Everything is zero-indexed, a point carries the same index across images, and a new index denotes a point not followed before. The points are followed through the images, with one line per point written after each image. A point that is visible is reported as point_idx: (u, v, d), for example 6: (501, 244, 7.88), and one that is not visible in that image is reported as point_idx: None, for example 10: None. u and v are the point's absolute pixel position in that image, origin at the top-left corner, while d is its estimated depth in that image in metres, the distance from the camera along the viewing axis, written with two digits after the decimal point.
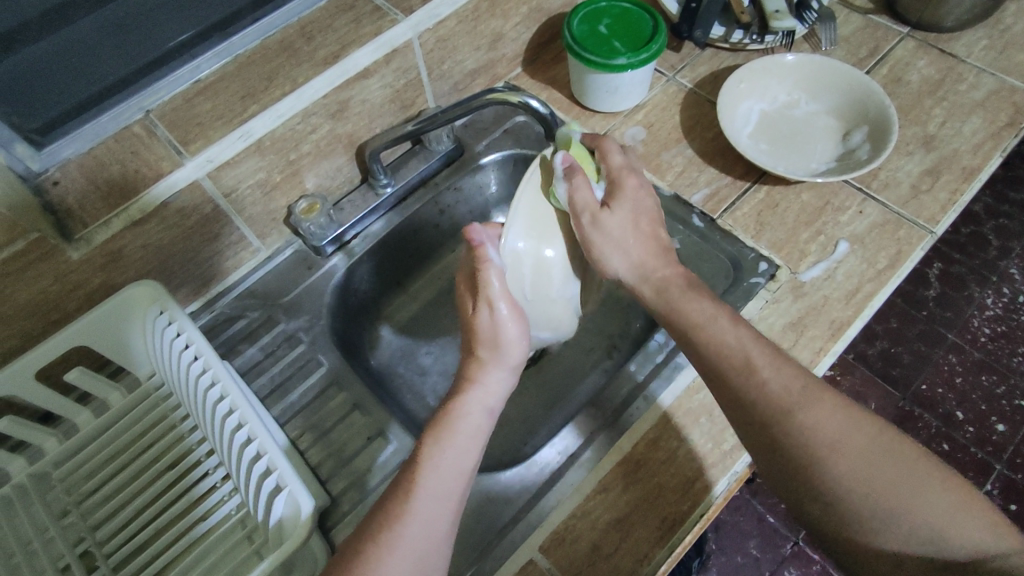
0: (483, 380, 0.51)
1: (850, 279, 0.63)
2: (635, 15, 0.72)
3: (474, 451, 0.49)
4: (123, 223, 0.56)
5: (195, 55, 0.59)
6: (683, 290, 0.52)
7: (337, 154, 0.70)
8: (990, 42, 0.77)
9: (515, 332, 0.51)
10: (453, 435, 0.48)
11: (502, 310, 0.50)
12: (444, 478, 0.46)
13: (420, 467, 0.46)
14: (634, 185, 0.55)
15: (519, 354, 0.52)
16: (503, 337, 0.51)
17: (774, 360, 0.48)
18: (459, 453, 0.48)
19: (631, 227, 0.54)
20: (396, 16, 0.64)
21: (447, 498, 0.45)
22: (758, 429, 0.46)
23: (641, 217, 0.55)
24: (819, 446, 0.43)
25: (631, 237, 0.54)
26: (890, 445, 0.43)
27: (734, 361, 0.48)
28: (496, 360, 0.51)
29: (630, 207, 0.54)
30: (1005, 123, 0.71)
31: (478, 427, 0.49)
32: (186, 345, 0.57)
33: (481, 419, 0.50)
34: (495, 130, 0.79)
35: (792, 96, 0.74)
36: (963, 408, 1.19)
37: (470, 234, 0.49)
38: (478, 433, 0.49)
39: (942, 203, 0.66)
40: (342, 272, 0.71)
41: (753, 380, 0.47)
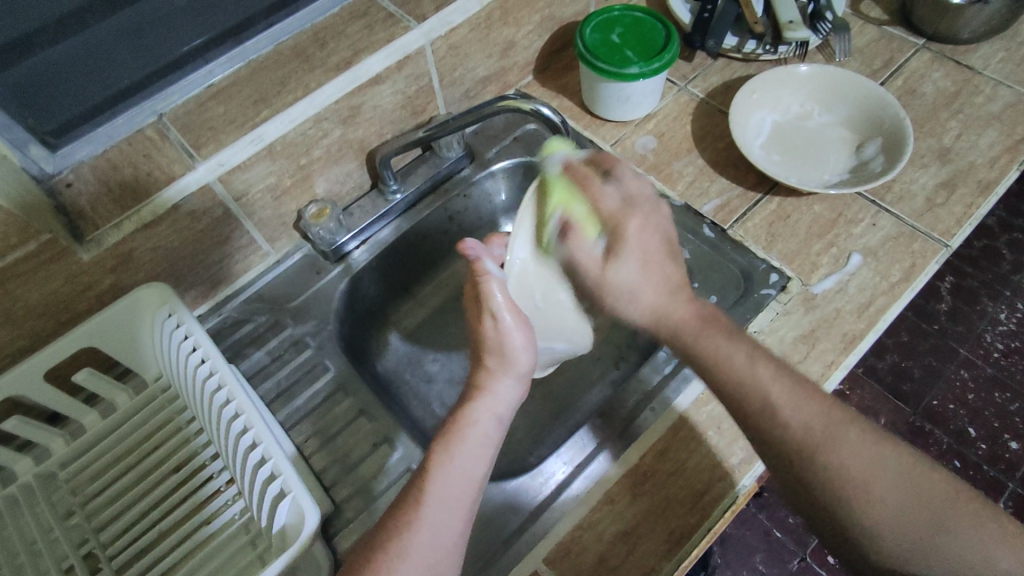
0: (493, 388, 0.50)
1: (863, 291, 0.62)
2: (648, 24, 0.72)
3: (485, 459, 0.48)
4: (135, 225, 0.57)
5: (209, 60, 0.60)
6: (699, 331, 0.50)
7: (347, 160, 0.70)
8: (1007, 54, 0.76)
9: (521, 341, 0.50)
10: (463, 442, 0.47)
11: (507, 319, 0.50)
12: (456, 483, 0.46)
13: (429, 472, 0.46)
14: (636, 228, 0.52)
15: (528, 360, 0.51)
16: (509, 347, 0.50)
17: (797, 382, 0.47)
18: (469, 459, 0.47)
19: (640, 266, 0.52)
20: (410, 23, 0.65)
21: (459, 505, 0.45)
22: (784, 468, 0.46)
23: (648, 256, 0.52)
24: (851, 484, 0.43)
25: (643, 277, 0.52)
26: (918, 474, 0.44)
27: (755, 399, 0.46)
28: (505, 368, 0.50)
29: (637, 254, 0.52)
30: (1022, 136, 0.70)
31: (488, 434, 0.49)
32: (194, 347, 0.57)
33: (490, 426, 0.49)
34: (505, 138, 0.79)
35: (805, 107, 0.73)
36: (975, 424, 1.17)
37: (464, 248, 0.49)
38: (488, 440, 0.48)
39: (958, 216, 0.65)
40: (351, 277, 0.71)
41: (778, 419, 0.46)
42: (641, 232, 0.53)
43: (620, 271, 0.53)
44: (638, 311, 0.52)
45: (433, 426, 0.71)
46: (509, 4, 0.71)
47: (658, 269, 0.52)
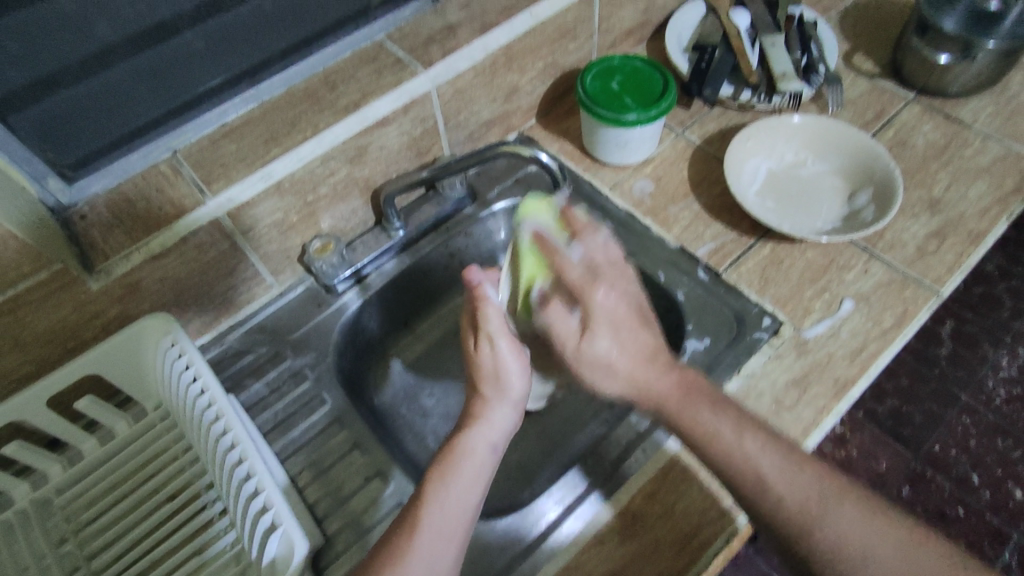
0: (488, 416, 0.51)
1: (855, 337, 0.63)
2: (646, 73, 0.74)
3: (480, 487, 0.49)
4: (143, 256, 0.59)
5: (224, 100, 0.63)
6: (682, 402, 0.49)
7: (353, 197, 0.72)
8: (995, 109, 0.79)
9: (516, 366, 0.52)
10: (457, 470, 0.49)
11: (502, 344, 0.52)
12: (454, 509, 0.47)
13: (425, 503, 0.47)
14: (606, 296, 0.49)
15: (522, 386, 0.53)
16: (504, 373, 0.52)
17: (787, 452, 0.48)
18: (466, 487, 0.48)
19: (613, 332, 0.49)
20: (417, 69, 0.67)
21: (456, 531, 0.46)
22: (782, 534, 0.47)
23: (622, 322, 0.49)
24: (845, 561, 0.44)
25: (620, 347, 0.49)
26: (915, 548, 0.44)
27: (748, 477, 0.47)
28: (500, 395, 0.52)
29: (609, 325, 0.49)
30: (1011, 188, 0.72)
31: (483, 462, 0.50)
32: (194, 377, 0.58)
33: (486, 456, 0.50)
34: (507, 179, 0.81)
35: (799, 155, 0.75)
36: (978, 471, 1.17)
37: (468, 274, 0.52)
38: (483, 468, 0.49)
39: (948, 264, 0.67)
40: (352, 311, 0.73)
41: (770, 494, 0.46)
42: (609, 296, 0.49)
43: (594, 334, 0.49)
44: (617, 385, 0.50)
45: (427, 460, 0.71)
46: (513, 52, 0.74)
47: (635, 338, 0.49)
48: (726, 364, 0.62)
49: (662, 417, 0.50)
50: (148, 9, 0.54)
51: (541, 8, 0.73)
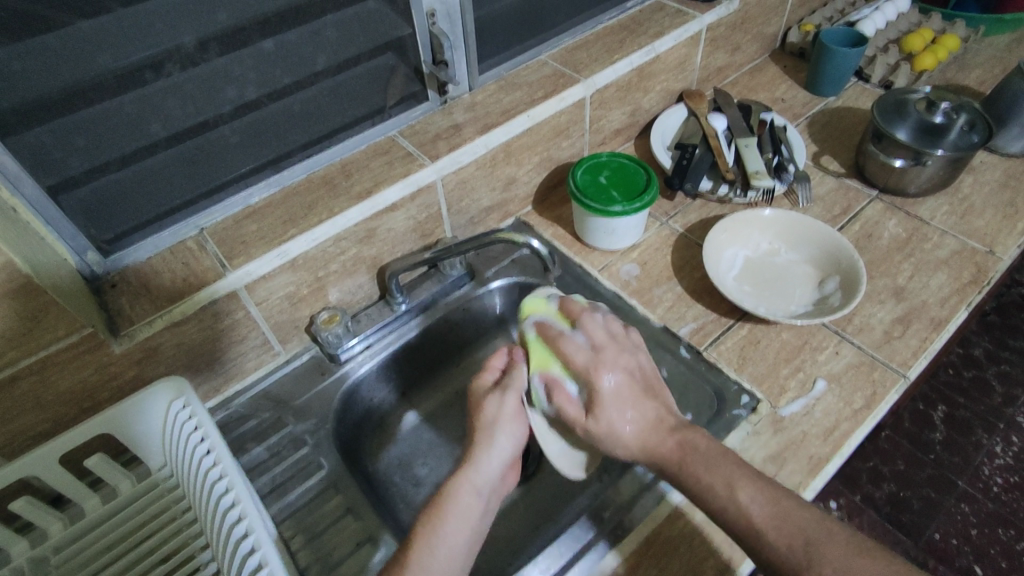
0: (479, 464, 0.57)
1: (828, 416, 0.66)
2: (631, 170, 0.82)
3: (466, 531, 0.52)
4: (164, 322, 0.63)
5: (249, 184, 0.72)
6: (683, 461, 0.54)
7: (360, 273, 0.78)
8: (950, 208, 0.87)
9: (511, 420, 0.60)
10: (447, 517, 0.52)
11: (515, 402, 0.61)
12: (450, 543, 0.51)
13: (420, 531, 0.52)
14: (611, 378, 0.60)
15: (511, 445, 0.59)
16: (497, 427, 0.59)
17: (777, 499, 0.50)
18: (454, 528, 0.52)
19: (620, 414, 0.59)
20: (424, 162, 0.75)
21: (450, 556, 0.50)
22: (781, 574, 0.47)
23: (625, 398, 0.59)
24: None
25: (625, 418, 0.58)
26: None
27: (741, 526, 0.49)
28: (489, 443, 0.58)
29: (614, 402, 0.59)
30: (969, 279, 0.78)
31: (469, 506, 0.54)
32: (202, 439, 0.61)
33: (471, 496, 0.55)
34: (504, 260, 0.87)
35: (773, 245, 0.82)
36: (980, 563, 1.15)
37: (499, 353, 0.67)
38: (472, 513, 0.54)
39: (913, 348, 0.71)
40: (352, 379, 0.77)
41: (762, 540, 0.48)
42: (610, 386, 0.60)
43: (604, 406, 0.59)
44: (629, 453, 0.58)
45: None
46: (512, 148, 0.82)
47: (639, 409, 0.59)
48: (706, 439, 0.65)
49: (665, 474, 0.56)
50: (194, 110, 0.63)
51: (538, 111, 0.82)
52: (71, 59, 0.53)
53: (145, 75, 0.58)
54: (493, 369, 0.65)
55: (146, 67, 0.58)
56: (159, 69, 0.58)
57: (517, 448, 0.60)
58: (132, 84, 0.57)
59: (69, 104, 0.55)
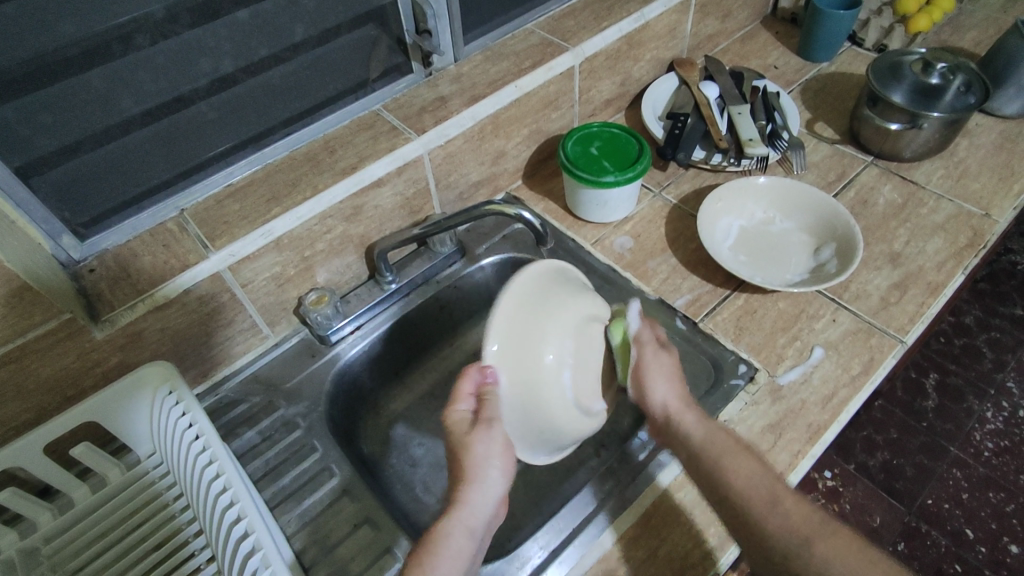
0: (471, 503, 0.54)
1: (826, 383, 0.66)
2: (623, 140, 0.80)
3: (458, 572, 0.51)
4: (147, 306, 0.62)
5: (230, 162, 0.70)
6: (709, 425, 0.59)
7: (348, 253, 0.76)
8: (945, 172, 0.86)
9: (502, 456, 0.55)
10: (437, 557, 0.50)
11: (496, 437, 0.55)
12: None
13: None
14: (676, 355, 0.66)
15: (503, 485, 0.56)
16: (478, 461, 0.54)
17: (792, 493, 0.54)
18: (448, 573, 0.50)
19: (671, 375, 0.63)
20: (410, 135, 0.73)
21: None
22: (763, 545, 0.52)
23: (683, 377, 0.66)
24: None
25: (671, 377, 0.63)
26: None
27: (757, 497, 0.53)
28: (478, 481, 0.55)
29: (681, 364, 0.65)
30: (965, 243, 0.77)
31: (462, 548, 0.52)
32: (189, 425, 0.58)
33: (464, 539, 0.52)
34: (495, 235, 0.86)
35: (768, 214, 0.81)
36: (972, 526, 1.17)
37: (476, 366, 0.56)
38: (464, 551, 0.52)
39: (911, 314, 0.71)
40: (344, 361, 0.75)
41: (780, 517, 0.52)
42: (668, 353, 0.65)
43: (659, 361, 0.64)
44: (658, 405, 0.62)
45: (416, 510, 0.72)
46: (500, 120, 0.80)
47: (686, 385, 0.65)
48: (704, 409, 0.65)
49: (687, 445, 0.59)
50: (168, 84, 0.61)
51: (525, 81, 0.79)
52: (33, 30, 0.50)
53: (114, 48, 0.56)
54: (467, 401, 0.56)
55: (115, 39, 0.55)
56: (128, 41, 0.56)
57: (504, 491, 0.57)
58: (101, 58, 0.55)
59: (34, 79, 0.52)
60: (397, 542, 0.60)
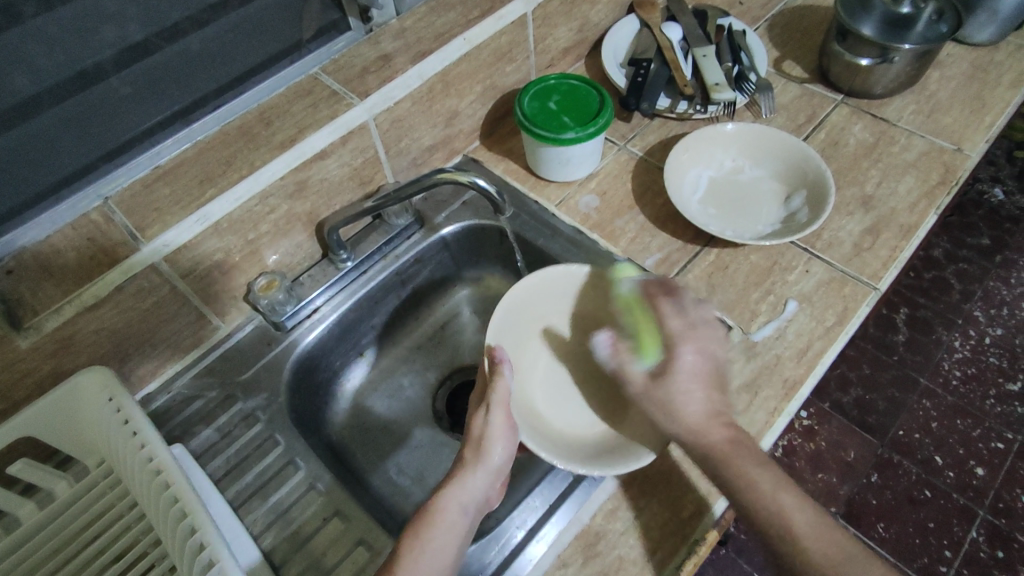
0: (466, 479, 0.54)
1: (800, 337, 0.64)
2: (583, 92, 0.75)
3: (456, 543, 0.51)
4: (76, 308, 0.56)
5: (156, 141, 0.62)
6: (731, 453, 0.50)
7: (296, 232, 0.71)
8: (916, 107, 0.83)
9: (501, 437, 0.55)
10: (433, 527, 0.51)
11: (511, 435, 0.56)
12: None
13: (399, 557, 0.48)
14: (688, 353, 0.54)
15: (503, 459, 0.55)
16: (492, 441, 0.55)
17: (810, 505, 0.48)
18: (452, 540, 0.50)
19: (692, 383, 0.53)
20: (352, 100, 0.67)
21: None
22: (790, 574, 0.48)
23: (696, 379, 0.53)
24: None
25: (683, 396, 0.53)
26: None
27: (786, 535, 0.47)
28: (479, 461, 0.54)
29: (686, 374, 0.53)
30: (937, 181, 0.75)
31: (457, 522, 0.51)
32: (134, 433, 0.54)
33: (458, 516, 0.52)
34: (454, 202, 0.81)
35: (737, 162, 0.77)
36: (941, 452, 1.21)
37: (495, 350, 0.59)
38: (460, 529, 0.51)
39: (883, 260, 0.69)
40: (303, 347, 0.71)
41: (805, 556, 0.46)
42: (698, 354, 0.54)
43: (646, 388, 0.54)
44: (676, 430, 0.52)
45: (391, 493, 0.70)
46: (449, 77, 0.74)
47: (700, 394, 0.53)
48: None
49: (707, 466, 0.51)
50: (67, 58, 0.54)
51: (474, 33, 0.73)
52: None
53: None
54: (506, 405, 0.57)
55: None
56: (13, 12, 0.50)
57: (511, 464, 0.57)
58: None
59: None
60: (370, 533, 0.58)
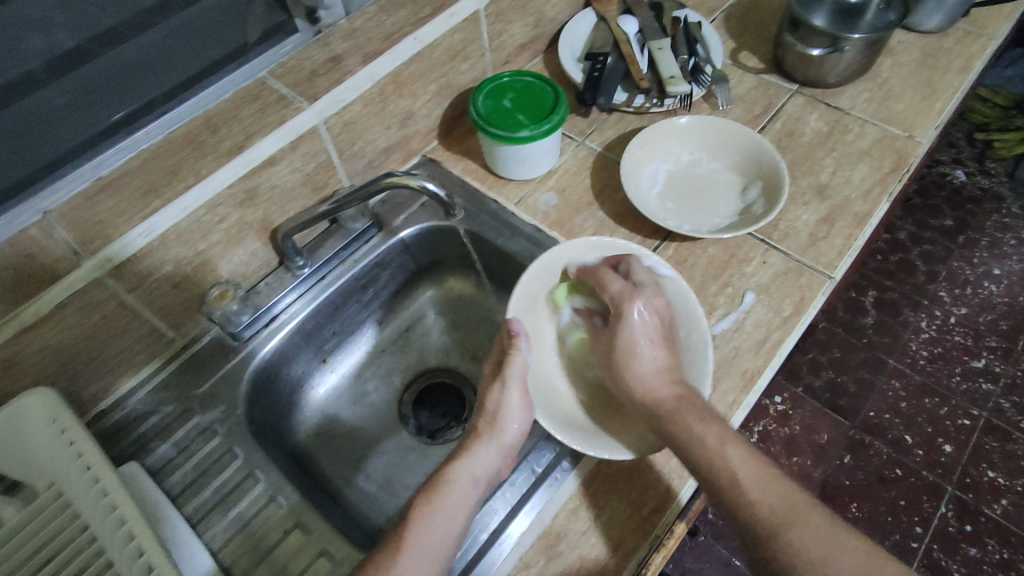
0: (477, 452, 0.56)
1: (758, 328, 0.65)
2: (537, 89, 0.74)
3: (462, 517, 0.52)
4: (17, 327, 0.55)
5: (97, 153, 0.58)
6: (675, 408, 0.54)
7: (250, 239, 0.70)
8: (870, 94, 0.83)
9: (518, 410, 0.57)
10: (443, 500, 0.52)
11: (526, 413, 0.58)
12: (427, 557, 0.49)
13: (409, 526, 0.50)
14: (639, 310, 0.60)
15: (516, 435, 0.57)
16: (507, 416, 0.57)
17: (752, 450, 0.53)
18: (461, 512, 0.52)
19: (647, 338, 0.59)
20: (301, 104, 0.65)
21: (427, 563, 0.49)
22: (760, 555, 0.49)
23: (649, 334, 0.59)
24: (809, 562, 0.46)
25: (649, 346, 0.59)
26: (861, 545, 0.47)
27: (724, 477, 0.51)
28: (492, 434, 0.57)
29: (643, 336, 0.59)
30: (890, 168, 0.76)
31: (466, 494, 0.53)
32: (77, 454, 0.54)
33: (469, 488, 0.54)
34: (413, 204, 0.80)
35: (694, 155, 0.78)
36: (910, 431, 1.23)
37: (511, 324, 0.61)
38: (468, 501, 0.53)
39: (838, 248, 0.70)
40: (261, 356, 0.70)
41: (744, 496, 0.50)
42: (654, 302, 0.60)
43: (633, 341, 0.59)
44: (652, 385, 0.57)
45: (357, 500, 0.69)
46: (402, 78, 0.73)
47: (659, 350, 0.59)
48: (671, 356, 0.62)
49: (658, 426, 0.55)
50: None
51: (425, 32, 0.72)
52: None
53: None
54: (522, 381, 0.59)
55: None
56: None
57: (524, 438, 0.58)
58: None
59: None
60: (332, 544, 0.57)
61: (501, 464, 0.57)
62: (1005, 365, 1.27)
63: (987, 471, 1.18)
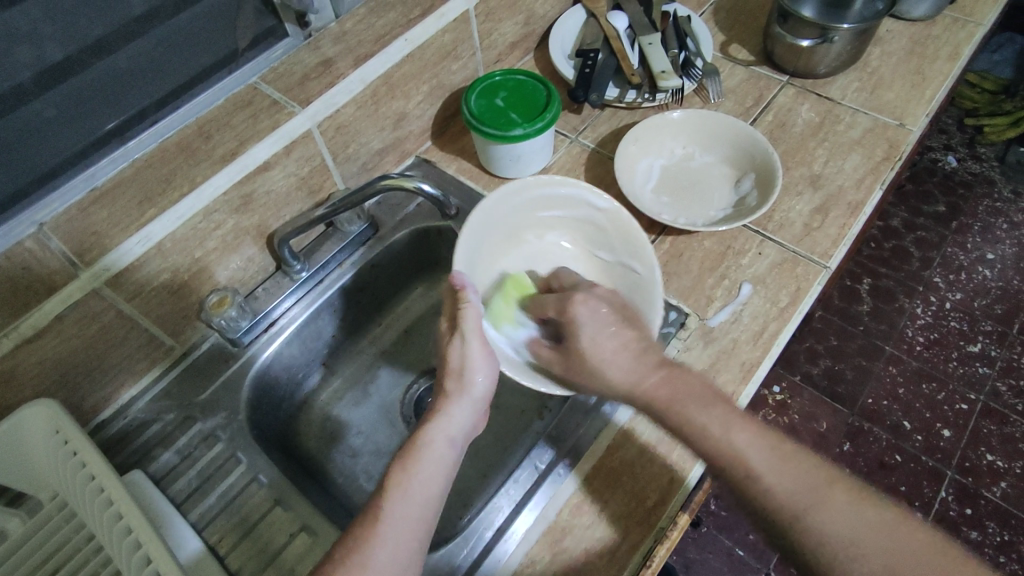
0: (449, 409, 0.54)
1: (756, 319, 0.65)
2: (530, 87, 0.75)
3: (442, 479, 0.51)
4: (15, 340, 0.55)
5: (91, 164, 0.59)
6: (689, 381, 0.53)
7: (246, 246, 0.70)
8: (860, 84, 0.84)
9: (482, 360, 0.56)
10: (419, 460, 0.51)
11: (489, 361, 0.57)
12: (408, 519, 0.47)
13: (388, 492, 0.48)
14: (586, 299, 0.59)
15: (485, 388, 0.57)
16: (473, 370, 0.56)
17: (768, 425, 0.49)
18: (440, 475, 0.51)
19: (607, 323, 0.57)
20: (293, 108, 0.65)
21: (411, 528, 0.47)
22: (779, 537, 0.46)
23: (605, 319, 0.58)
24: (840, 550, 0.43)
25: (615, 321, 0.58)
26: (900, 528, 0.43)
27: (736, 465, 0.48)
28: (461, 391, 0.56)
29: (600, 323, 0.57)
30: (882, 156, 0.76)
31: (443, 455, 0.52)
32: (82, 465, 0.53)
33: (445, 448, 0.53)
34: (408, 206, 0.80)
35: (687, 149, 0.78)
36: (908, 417, 1.24)
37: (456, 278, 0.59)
38: (446, 460, 0.52)
39: (833, 238, 0.70)
40: (261, 361, 0.70)
41: (759, 485, 0.46)
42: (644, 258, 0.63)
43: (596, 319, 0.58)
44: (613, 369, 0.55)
45: (360, 501, 0.70)
46: (394, 80, 0.73)
47: (618, 334, 0.57)
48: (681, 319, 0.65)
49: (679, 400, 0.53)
50: None
51: (415, 33, 0.72)
52: None
53: None
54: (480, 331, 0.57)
55: None
56: None
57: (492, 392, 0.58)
58: None
59: None
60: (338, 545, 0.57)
61: (472, 422, 0.56)
62: (1001, 348, 1.28)
63: (986, 454, 1.19)
